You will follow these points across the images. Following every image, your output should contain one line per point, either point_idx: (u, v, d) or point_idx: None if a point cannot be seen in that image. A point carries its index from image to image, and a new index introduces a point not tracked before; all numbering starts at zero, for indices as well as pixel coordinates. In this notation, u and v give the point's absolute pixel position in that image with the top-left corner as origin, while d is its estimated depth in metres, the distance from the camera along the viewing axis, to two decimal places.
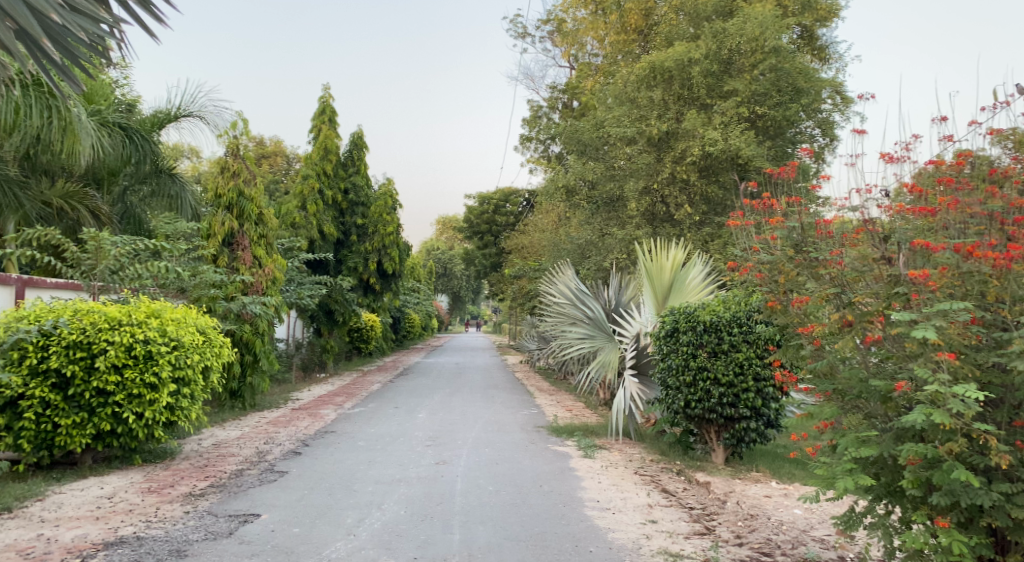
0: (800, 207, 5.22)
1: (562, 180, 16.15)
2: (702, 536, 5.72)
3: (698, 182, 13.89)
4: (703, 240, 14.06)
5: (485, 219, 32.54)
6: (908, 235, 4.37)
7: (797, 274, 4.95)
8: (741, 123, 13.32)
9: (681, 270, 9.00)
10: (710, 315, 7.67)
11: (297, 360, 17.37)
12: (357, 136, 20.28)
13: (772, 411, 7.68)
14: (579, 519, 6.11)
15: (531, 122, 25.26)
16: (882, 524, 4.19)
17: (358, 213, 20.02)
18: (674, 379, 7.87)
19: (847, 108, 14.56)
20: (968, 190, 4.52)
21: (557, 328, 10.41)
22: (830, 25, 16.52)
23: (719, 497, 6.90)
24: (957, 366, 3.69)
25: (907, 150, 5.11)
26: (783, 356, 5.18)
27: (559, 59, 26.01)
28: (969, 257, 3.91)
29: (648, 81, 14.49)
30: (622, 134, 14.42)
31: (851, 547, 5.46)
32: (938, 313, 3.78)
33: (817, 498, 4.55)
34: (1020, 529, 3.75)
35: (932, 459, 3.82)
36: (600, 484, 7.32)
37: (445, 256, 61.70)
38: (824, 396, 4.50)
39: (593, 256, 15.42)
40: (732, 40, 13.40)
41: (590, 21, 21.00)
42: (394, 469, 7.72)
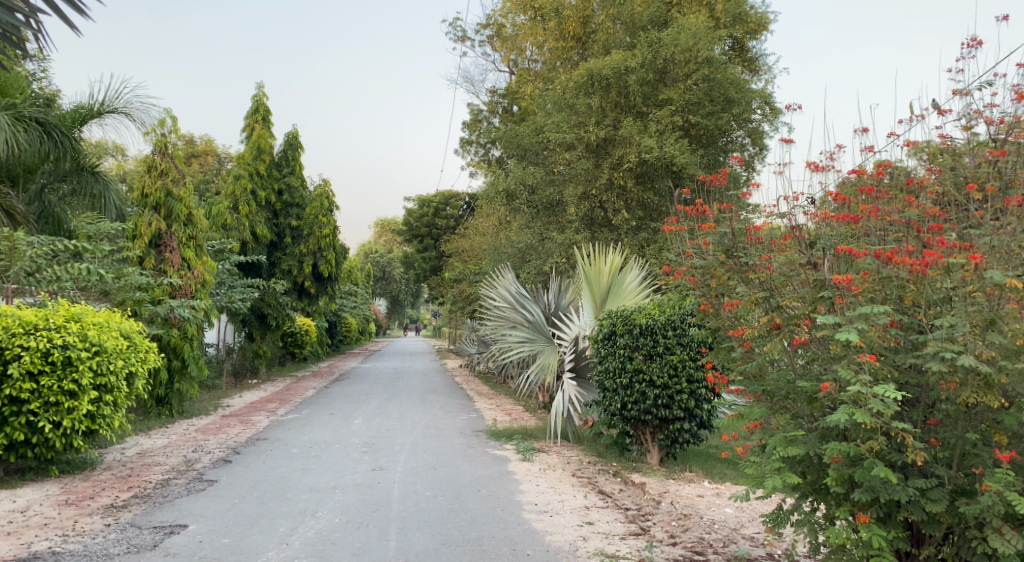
0: (731, 213, 5.33)
1: (502, 184, 16.18)
2: (637, 536, 5.82)
3: (635, 188, 14.18)
4: (639, 245, 14.31)
5: (424, 222, 32.30)
6: (832, 241, 4.58)
7: (728, 278, 5.05)
8: (675, 132, 13.67)
9: (618, 274, 9.14)
10: (646, 318, 7.83)
11: (228, 365, 16.86)
12: (291, 136, 19.85)
13: (704, 412, 7.89)
14: (516, 522, 6.12)
15: (470, 126, 25.25)
16: (807, 521, 4.35)
17: (293, 215, 19.62)
18: (611, 381, 7.99)
19: (776, 118, 15.01)
20: (886, 200, 4.80)
21: (496, 331, 10.43)
22: (761, 38, 17.08)
23: (654, 497, 7.04)
24: (877, 367, 3.86)
25: (831, 160, 5.35)
26: (715, 358, 5.33)
27: (499, 64, 26.04)
28: (889, 262, 4.13)
29: (586, 88, 14.68)
30: (561, 139, 14.59)
31: (779, 544, 5.66)
32: (860, 316, 3.95)
33: (747, 496, 4.68)
34: (933, 522, 3.95)
35: (854, 457, 3.99)
36: (538, 487, 7.35)
37: (383, 259, 61.05)
38: (753, 396, 4.66)
39: (534, 260, 15.53)
40: (667, 50, 13.70)
41: (529, 26, 21.17)
42: (330, 476, 7.57)
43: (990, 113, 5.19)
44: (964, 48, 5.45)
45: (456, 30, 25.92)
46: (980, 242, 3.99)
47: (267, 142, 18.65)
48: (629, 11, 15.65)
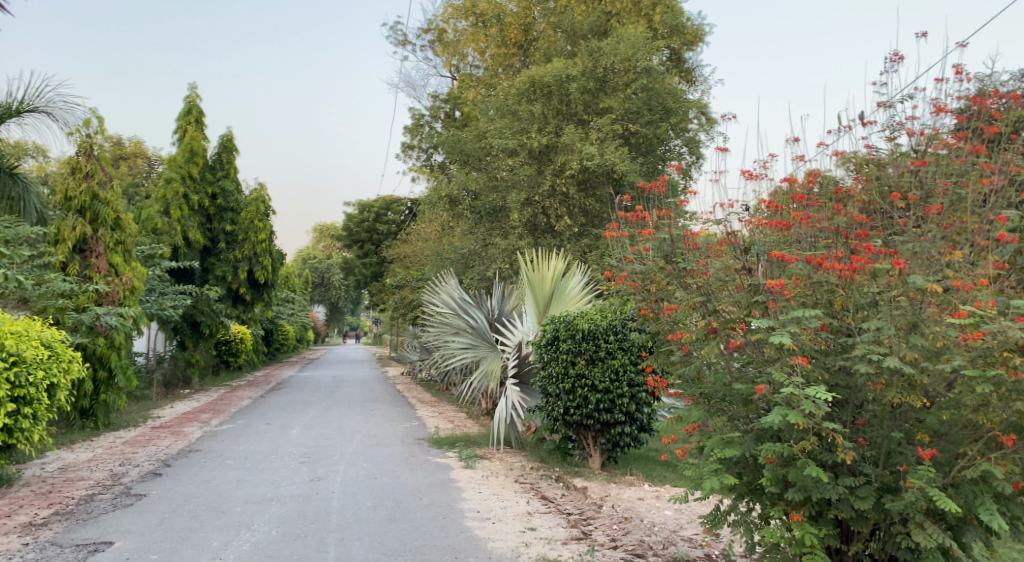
0: (670, 219, 5.42)
1: (445, 189, 16.07)
2: (579, 540, 5.86)
3: (577, 195, 14.36)
4: (582, 251, 14.46)
5: (365, 228, 31.89)
6: (766, 247, 4.73)
7: (668, 283, 5.03)
8: (615, 140, 13.88)
9: (561, 280, 9.22)
10: (588, 323, 7.90)
11: (158, 375, 16.23)
12: (226, 138, 19.30)
13: (645, 415, 8.02)
14: (458, 530, 6.08)
15: (411, 131, 25.06)
16: (743, 521, 4.46)
17: (227, 219, 19.06)
18: (554, 387, 8.03)
19: (712, 128, 15.39)
20: (817, 207, 4.97)
21: (439, 338, 10.35)
22: (697, 49, 17.52)
23: (595, 501, 7.11)
24: (809, 369, 3.98)
25: (764, 168, 5.52)
26: (655, 361, 5.38)
27: (441, 70, 25.94)
28: (819, 268, 4.26)
29: (528, 95, 14.82)
30: (504, 146, 14.56)
31: (716, 544, 5.78)
32: (792, 320, 4.08)
33: (685, 498, 4.76)
34: (861, 519, 4.10)
35: (788, 458, 4.11)
36: (480, 494, 7.33)
37: (322, 265, 60.08)
38: (692, 399, 4.77)
39: (477, 266, 15.50)
40: (607, 59, 14.02)
41: (471, 32, 21.21)
42: (266, 487, 7.37)
43: (911, 126, 5.47)
44: (887, 63, 5.71)
45: (397, 34, 25.72)
46: (903, 249, 4.19)
47: (201, 144, 18.11)
48: (570, 20, 15.92)
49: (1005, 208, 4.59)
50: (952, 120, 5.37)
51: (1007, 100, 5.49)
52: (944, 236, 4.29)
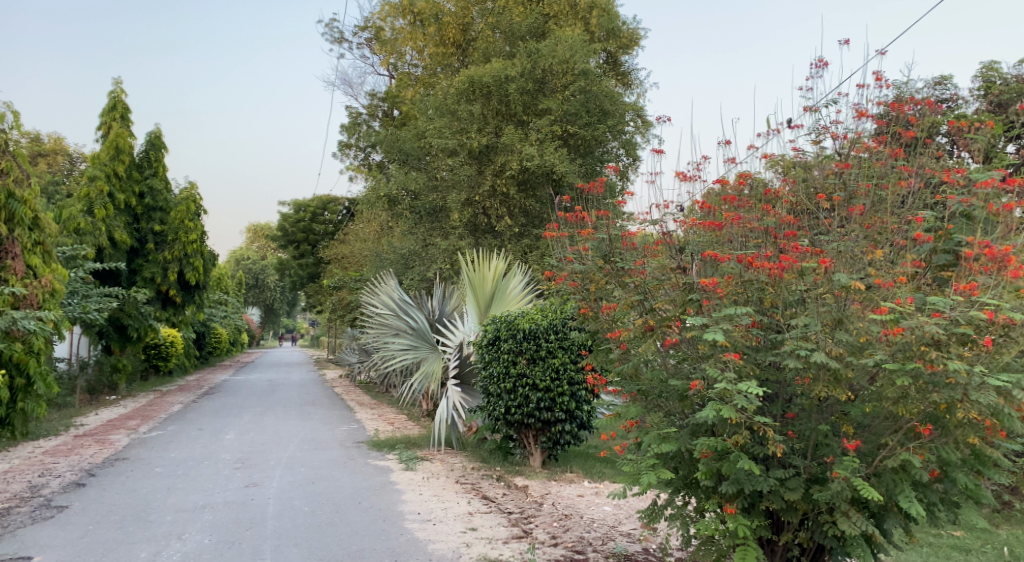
0: (608, 219, 5.48)
1: (384, 189, 15.87)
2: (520, 539, 5.89)
3: (517, 195, 14.46)
4: (522, 251, 14.56)
5: (301, 228, 31.23)
6: (700, 246, 4.82)
7: (607, 282, 5.11)
8: (554, 141, 14.01)
9: (502, 280, 9.24)
10: (529, 323, 7.94)
11: (81, 382, 15.52)
12: (154, 136, 18.61)
13: (585, 413, 8.15)
14: (399, 532, 6.04)
15: (348, 129, 24.68)
16: (680, 515, 4.57)
17: (155, 219, 18.38)
18: (495, 386, 8.05)
19: (647, 130, 15.67)
20: (748, 208, 5.11)
21: (379, 339, 10.23)
22: (633, 53, 17.83)
23: (536, 500, 7.16)
24: (741, 364, 4.10)
25: (697, 170, 5.64)
26: (594, 360, 5.42)
27: (378, 68, 25.62)
28: (749, 267, 4.37)
29: (467, 95, 14.80)
30: (443, 145, 14.49)
31: (653, 538, 5.91)
32: (725, 317, 4.19)
33: (623, 494, 4.83)
34: (790, 510, 4.26)
35: (721, 451, 4.23)
36: (421, 496, 7.28)
37: (256, 267, 58.69)
38: (630, 396, 4.86)
39: (417, 267, 15.37)
40: (546, 61, 14.17)
41: (409, 31, 21.05)
42: (198, 495, 7.15)
43: (835, 129, 5.72)
44: (812, 68, 5.96)
45: (333, 31, 25.26)
46: (829, 248, 4.38)
47: (126, 142, 17.40)
48: (508, 21, 15.98)
49: (921, 209, 4.87)
50: (873, 125, 5.63)
51: (922, 106, 5.81)
52: (866, 236, 4.52)
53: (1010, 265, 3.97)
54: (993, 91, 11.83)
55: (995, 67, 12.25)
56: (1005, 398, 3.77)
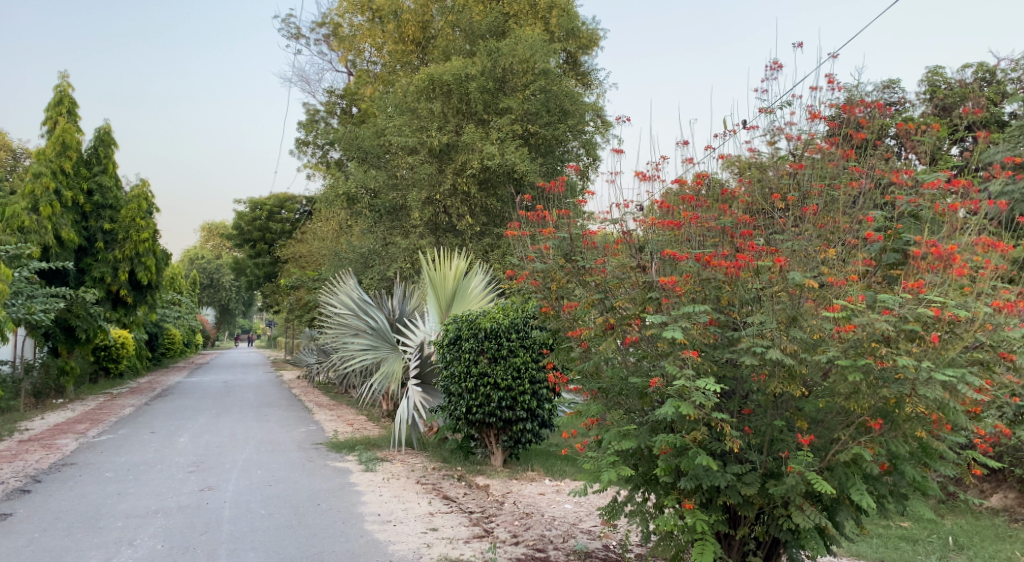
0: (569, 218, 5.48)
1: (343, 187, 15.66)
2: (481, 539, 5.88)
3: (478, 194, 14.46)
4: (483, 250, 14.55)
5: (257, 226, 30.67)
6: (659, 245, 4.87)
7: (568, 281, 5.12)
8: (515, 140, 14.03)
9: (463, 279, 9.22)
10: (490, 322, 7.94)
11: (27, 385, 14.98)
12: (103, 131, 18.08)
13: (546, 411, 8.20)
14: (358, 534, 5.98)
15: (306, 127, 24.28)
16: (640, 511, 4.63)
17: (105, 217, 17.88)
18: (456, 386, 8.01)
19: (607, 130, 15.77)
20: (705, 208, 5.18)
21: (338, 339, 10.11)
22: (592, 53, 17.97)
23: (497, 499, 7.16)
24: (699, 362, 4.16)
25: (656, 170, 5.68)
26: (555, 358, 5.42)
27: (336, 64, 25.33)
28: (707, 266, 4.42)
29: (427, 93, 14.73)
30: (403, 143, 14.38)
31: (613, 535, 5.97)
32: (684, 315, 4.25)
33: (583, 491, 4.86)
34: (747, 504, 4.34)
35: (680, 448, 4.29)
36: (381, 497, 7.22)
37: (211, 266, 57.58)
38: (590, 395, 4.89)
39: (376, 266, 15.25)
40: (506, 60, 14.21)
41: (368, 27, 20.87)
42: (150, 500, 6.96)
43: (789, 131, 5.83)
44: (766, 70, 6.07)
45: (290, 27, 24.85)
46: (783, 247, 4.47)
47: (74, 137, 17.01)
48: (468, 19, 15.94)
49: (871, 209, 5.01)
50: (825, 127, 5.77)
51: (871, 109, 5.97)
52: (819, 235, 4.64)
53: (955, 263, 4.09)
54: (938, 95, 12.26)
55: (940, 72, 12.70)
56: (951, 393, 3.89)
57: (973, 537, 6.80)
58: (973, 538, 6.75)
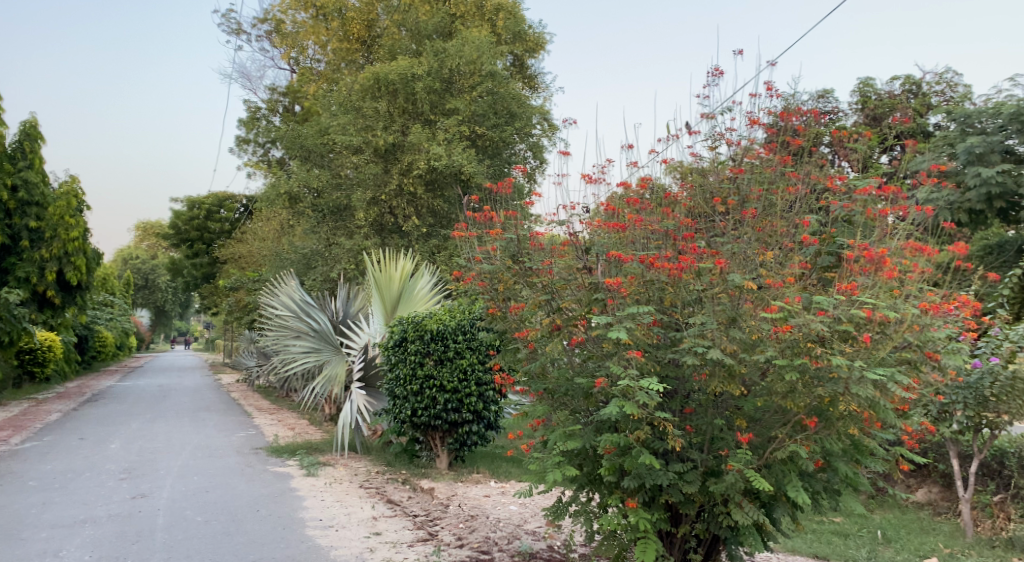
0: (516, 220, 5.48)
1: (285, 186, 15.37)
2: (425, 542, 5.83)
3: (424, 195, 14.40)
4: (430, 251, 14.47)
5: (195, 226, 29.76)
6: (605, 247, 4.92)
7: (515, 282, 5.09)
8: (462, 141, 14.02)
9: (409, 280, 9.15)
10: (437, 324, 7.89)
11: None
12: (28, 125, 17.27)
13: (492, 413, 8.21)
14: (299, 540, 5.85)
15: (247, 124, 23.65)
16: (584, 511, 4.66)
17: (30, 215, 17.09)
18: (401, 389, 7.93)
19: (554, 133, 15.83)
20: (649, 211, 5.27)
21: (279, 341, 9.88)
22: (539, 57, 18.05)
23: (442, 502, 7.11)
24: (643, 362, 4.22)
25: (602, 172, 5.75)
26: (501, 359, 5.40)
27: (278, 61, 24.80)
28: (650, 267, 4.48)
29: (372, 92, 14.57)
30: (347, 142, 14.20)
31: (558, 536, 5.99)
32: (628, 316, 4.30)
33: (528, 492, 4.86)
34: (688, 503, 4.42)
35: (624, 447, 4.34)
36: (323, 502, 7.09)
37: (146, 266, 55.71)
38: (536, 396, 4.91)
39: (319, 266, 15.00)
40: (453, 60, 14.16)
41: (311, 24, 20.54)
42: (78, 509, 6.67)
43: (729, 136, 5.97)
44: (708, 77, 6.21)
45: (230, 22, 24.21)
46: (724, 249, 4.58)
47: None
48: (415, 19, 15.83)
49: (807, 213, 5.18)
50: (763, 133, 5.93)
51: (807, 117, 6.17)
52: (758, 238, 4.79)
53: (885, 266, 4.31)
54: (869, 105, 12.80)
55: (870, 83, 13.27)
56: (881, 391, 4.04)
57: (900, 530, 7.10)
58: (900, 531, 7.04)
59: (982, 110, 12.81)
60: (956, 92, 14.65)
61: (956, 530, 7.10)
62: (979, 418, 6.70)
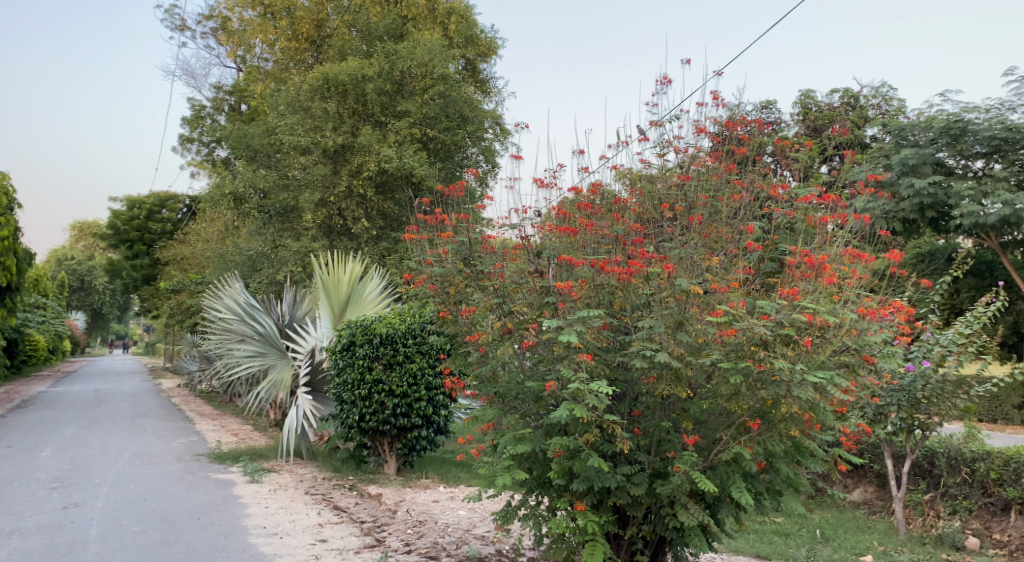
0: (468, 222, 5.43)
1: (230, 186, 15.04)
2: (372, 548, 5.75)
3: (374, 198, 14.27)
4: (380, 254, 14.32)
5: (134, 226, 28.81)
6: (556, 251, 4.96)
7: (466, 286, 5.01)
8: (413, 143, 13.98)
9: (358, 283, 9.04)
10: (386, 327, 7.82)
11: None
12: None
13: (441, 418, 8.18)
14: (241, 549, 5.71)
15: (190, 123, 23.02)
16: (533, 515, 4.68)
17: None
18: (349, 393, 7.82)
19: (506, 137, 15.82)
20: (599, 216, 5.34)
21: (222, 345, 9.64)
22: (491, 62, 18.08)
23: (390, 508, 7.03)
24: (592, 365, 4.26)
25: (553, 177, 5.80)
26: (451, 363, 5.35)
27: (225, 59, 24.23)
28: (601, 271, 4.53)
29: (321, 92, 14.38)
30: (295, 142, 13.97)
31: (507, 540, 5.99)
32: (578, 319, 4.33)
33: (477, 497, 4.84)
34: (635, 505, 4.47)
35: (573, 450, 4.37)
36: (267, 509, 6.93)
37: (81, 267, 53.66)
38: (486, 399, 4.91)
39: (265, 269, 14.75)
40: (404, 62, 14.03)
41: (259, 23, 20.19)
42: (5, 520, 6.38)
43: (677, 144, 6.09)
44: (656, 85, 6.32)
45: (174, 18, 23.57)
46: (672, 254, 4.66)
47: None
48: (365, 20, 15.67)
49: (751, 220, 5.33)
50: (709, 141, 6.07)
51: (751, 126, 6.33)
52: (704, 244, 4.91)
53: (825, 272, 4.45)
54: (810, 117, 13.25)
55: (811, 95, 13.70)
56: (821, 394, 4.15)
57: (838, 529, 7.33)
58: (838, 530, 7.26)
59: (914, 124, 13.24)
60: (892, 105, 15.25)
61: (890, 529, 7.36)
62: (912, 419, 6.95)
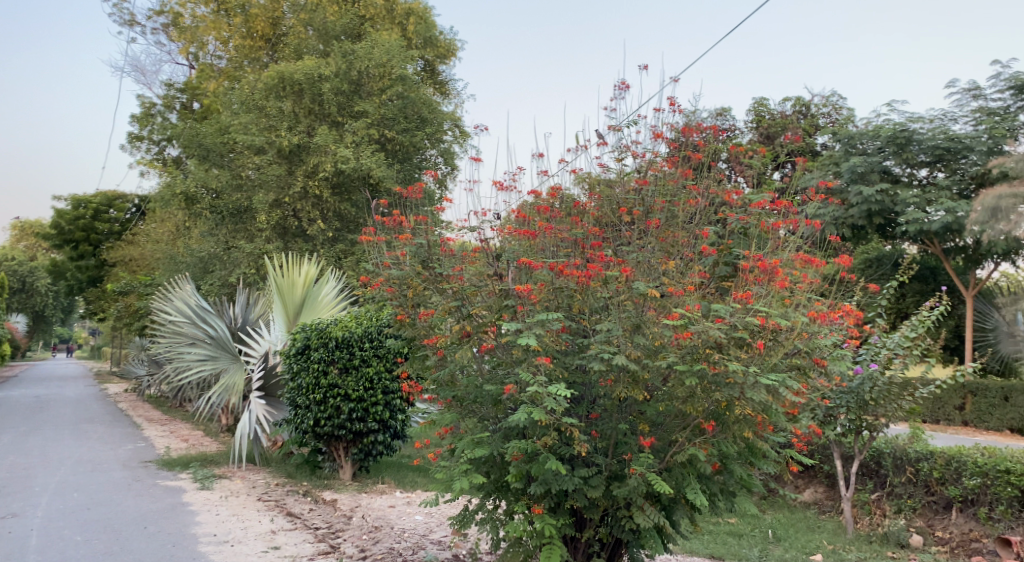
0: (427, 224, 5.38)
1: (181, 186, 14.68)
2: (326, 555, 5.66)
3: (330, 199, 14.08)
4: (336, 256, 14.11)
5: (80, 226, 27.83)
6: (515, 254, 4.95)
7: (424, 288, 4.98)
8: (370, 144, 13.84)
9: (313, 286, 8.90)
10: (342, 331, 7.72)
11: None
12: None
13: (398, 422, 8.09)
14: (190, 558, 5.55)
15: (140, 120, 22.41)
16: (490, 519, 4.65)
17: None
18: (303, 398, 7.68)
19: (465, 140, 15.74)
20: (558, 220, 5.36)
21: (172, 349, 9.40)
22: (450, 64, 18.01)
23: (344, 513, 6.91)
24: (550, 368, 4.26)
25: (513, 181, 5.80)
26: (409, 367, 5.30)
27: (176, 56, 23.65)
28: (560, 274, 4.54)
29: (276, 91, 14.16)
30: (249, 142, 13.70)
31: (463, 545, 5.95)
32: (537, 323, 4.32)
33: (434, 502, 4.79)
34: (592, 507, 4.49)
35: (531, 453, 4.37)
36: (217, 517, 6.76)
37: (23, 268, 51.72)
38: (444, 403, 4.87)
39: (218, 271, 14.48)
40: (361, 63, 13.91)
41: (213, 20, 19.77)
42: None
43: (635, 149, 6.14)
44: (615, 90, 6.34)
45: (123, 13, 22.92)
46: (629, 258, 4.69)
47: None
48: (322, 19, 15.49)
49: (706, 225, 5.40)
50: (666, 147, 6.14)
51: (707, 133, 6.42)
52: (661, 247, 4.97)
53: (778, 276, 4.53)
54: (763, 125, 13.57)
55: (764, 103, 14.00)
56: (774, 396, 4.22)
57: (789, 529, 7.47)
58: (789, 530, 7.40)
59: (862, 133, 13.82)
60: (841, 114, 15.67)
61: (839, 528, 7.53)
62: (860, 420, 7.13)
